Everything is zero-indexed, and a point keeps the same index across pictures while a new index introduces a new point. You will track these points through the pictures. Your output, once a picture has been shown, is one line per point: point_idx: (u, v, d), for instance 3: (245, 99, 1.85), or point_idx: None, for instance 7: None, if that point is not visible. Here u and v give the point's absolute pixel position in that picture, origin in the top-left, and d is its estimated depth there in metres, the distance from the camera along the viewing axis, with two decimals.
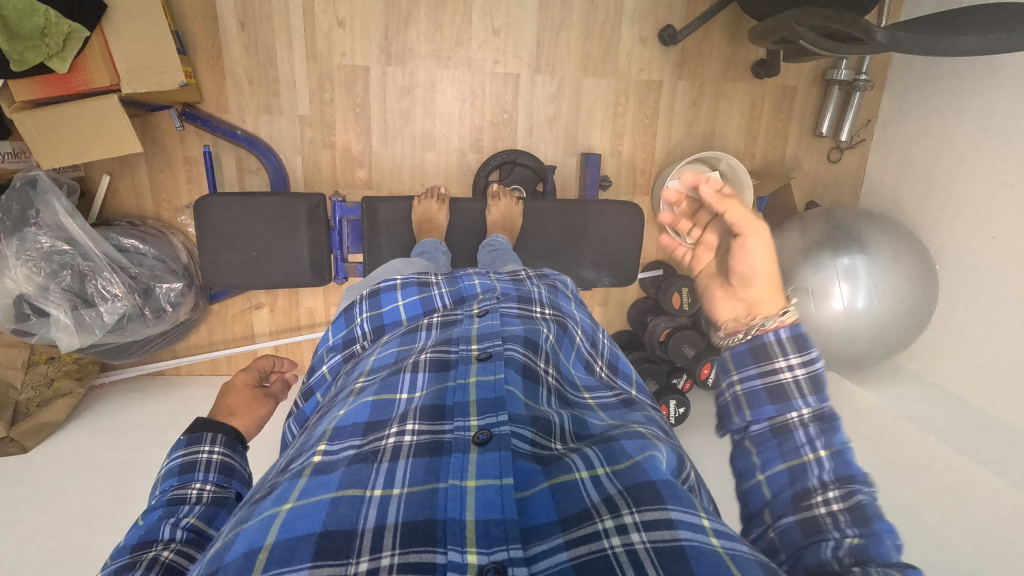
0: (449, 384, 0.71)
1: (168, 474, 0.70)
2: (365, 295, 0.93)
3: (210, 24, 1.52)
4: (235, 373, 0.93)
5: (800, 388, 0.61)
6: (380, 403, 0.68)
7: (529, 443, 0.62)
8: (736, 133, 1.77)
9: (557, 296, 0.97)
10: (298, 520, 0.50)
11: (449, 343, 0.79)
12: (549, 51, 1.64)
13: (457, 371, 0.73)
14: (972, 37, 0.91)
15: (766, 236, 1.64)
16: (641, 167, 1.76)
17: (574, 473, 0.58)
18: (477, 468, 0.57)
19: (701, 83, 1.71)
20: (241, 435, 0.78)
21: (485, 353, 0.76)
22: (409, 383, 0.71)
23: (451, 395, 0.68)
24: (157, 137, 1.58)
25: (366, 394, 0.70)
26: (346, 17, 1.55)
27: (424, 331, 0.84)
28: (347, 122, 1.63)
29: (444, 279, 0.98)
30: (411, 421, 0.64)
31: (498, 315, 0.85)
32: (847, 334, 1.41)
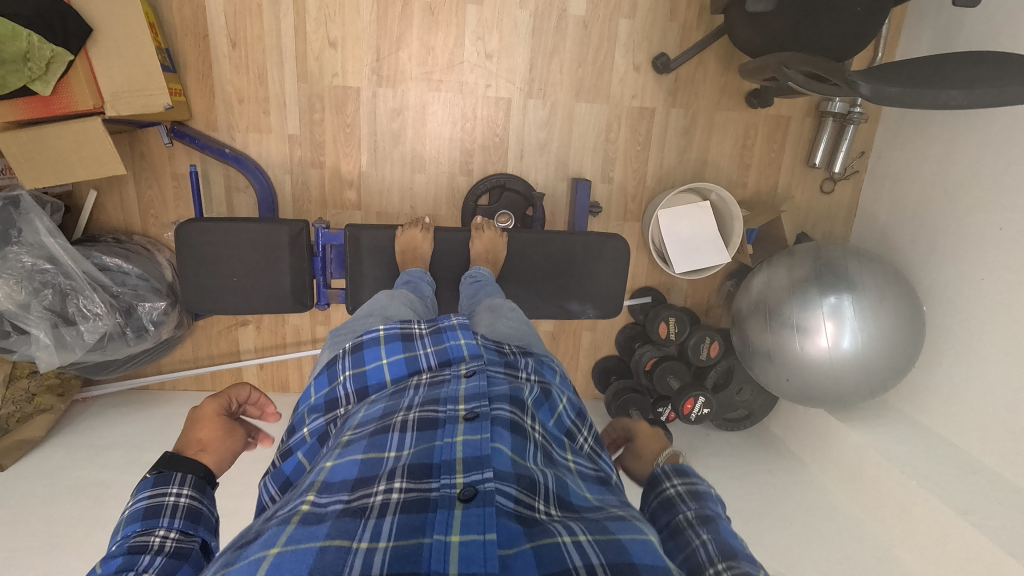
0: (436, 442, 0.70)
1: (132, 518, 0.70)
2: (348, 350, 0.90)
3: (201, 42, 1.51)
4: (205, 401, 0.91)
5: (681, 495, 0.82)
6: (369, 460, 0.67)
7: (513, 501, 0.62)
8: (729, 161, 1.76)
9: (539, 362, 0.96)
10: (286, 567, 0.51)
11: (437, 402, 0.78)
12: (541, 77, 1.63)
13: (444, 430, 0.72)
14: (959, 91, 0.91)
15: (754, 270, 1.63)
16: (632, 193, 1.75)
17: (556, 538, 0.58)
18: (462, 524, 0.57)
19: (694, 111, 1.70)
20: (210, 474, 0.79)
21: (472, 412, 0.75)
22: (397, 441, 0.71)
23: (438, 453, 0.68)
24: (145, 153, 1.57)
25: (354, 449, 0.69)
26: (338, 38, 1.54)
27: (411, 390, 0.83)
28: (337, 143, 1.62)
29: (429, 332, 0.95)
30: (398, 478, 0.64)
31: (485, 375, 0.83)
32: (833, 373, 1.40)
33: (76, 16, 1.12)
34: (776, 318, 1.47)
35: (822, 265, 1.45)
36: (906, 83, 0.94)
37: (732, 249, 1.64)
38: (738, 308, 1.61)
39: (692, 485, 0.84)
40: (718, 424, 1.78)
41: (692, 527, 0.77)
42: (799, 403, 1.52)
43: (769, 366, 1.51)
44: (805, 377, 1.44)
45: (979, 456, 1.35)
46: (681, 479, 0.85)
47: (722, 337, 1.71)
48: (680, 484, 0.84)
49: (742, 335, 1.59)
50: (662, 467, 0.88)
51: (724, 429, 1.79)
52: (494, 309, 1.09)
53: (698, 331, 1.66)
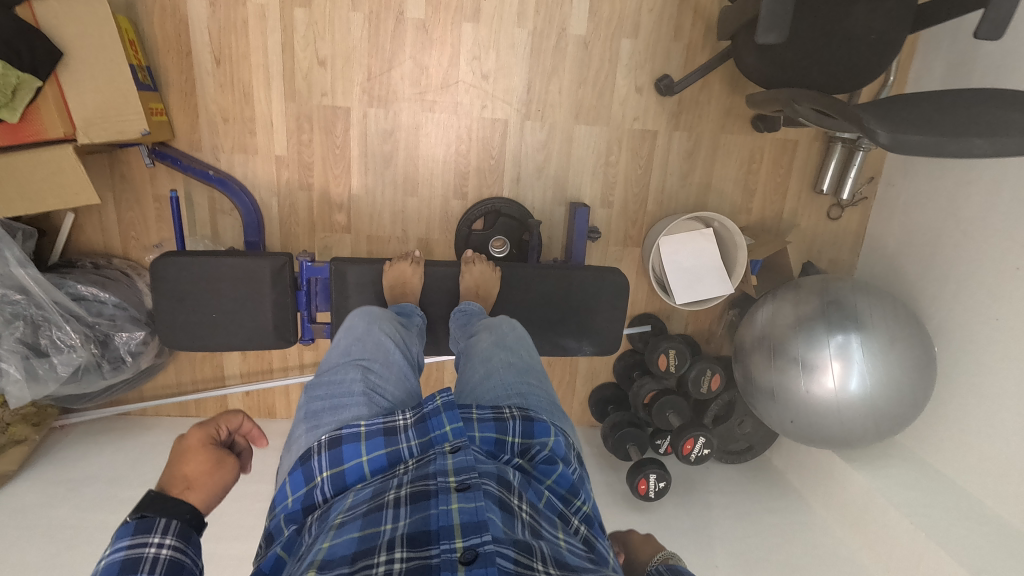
0: (432, 510, 0.67)
1: (106, 573, 0.63)
2: (324, 443, 0.78)
3: (184, 59, 1.45)
4: (190, 431, 0.79)
5: None
6: (366, 535, 0.63)
7: (514, 562, 0.59)
8: (733, 186, 1.70)
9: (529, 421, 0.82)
10: None
11: (427, 477, 0.72)
12: (539, 98, 1.56)
13: (437, 498, 0.68)
14: (985, 139, 0.85)
15: (757, 301, 1.57)
16: (632, 218, 1.69)
17: None
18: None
19: (698, 134, 1.64)
20: (198, 516, 0.71)
21: (464, 483, 0.70)
22: (393, 515, 0.66)
23: (436, 518, 0.65)
24: (125, 173, 1.51)
25: (350, 526, 0.65)
26: (327, 56, 1.48)
27: (400, 477, 0.74)
28: (327, 165, 1.56)
29: (414, 421, 0.82)
30: (398, 547, 0.61)
31: (471, 448, 0.77)
32: (839, 416, 1.34)
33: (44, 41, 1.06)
34: (780, 355, 1.42)
35: (827, 301, 1.40)
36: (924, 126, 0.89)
37: (734, 280, 1.58)
38: (740, 341, 1.55)
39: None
40: (719, 457, 1.71)
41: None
42: (805, 443, 1.46)
43: (771, 405, 1.45)
44: (809, 419, 1.38)
45: (990, 505, 1.30)
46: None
47: (724, 368, 1.66)
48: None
49: (743, 370, 1.53)
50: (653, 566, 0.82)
51: (725, 462, 1.72)
52: (493, 340, 1.04)
53: (699, 363, 1.60)
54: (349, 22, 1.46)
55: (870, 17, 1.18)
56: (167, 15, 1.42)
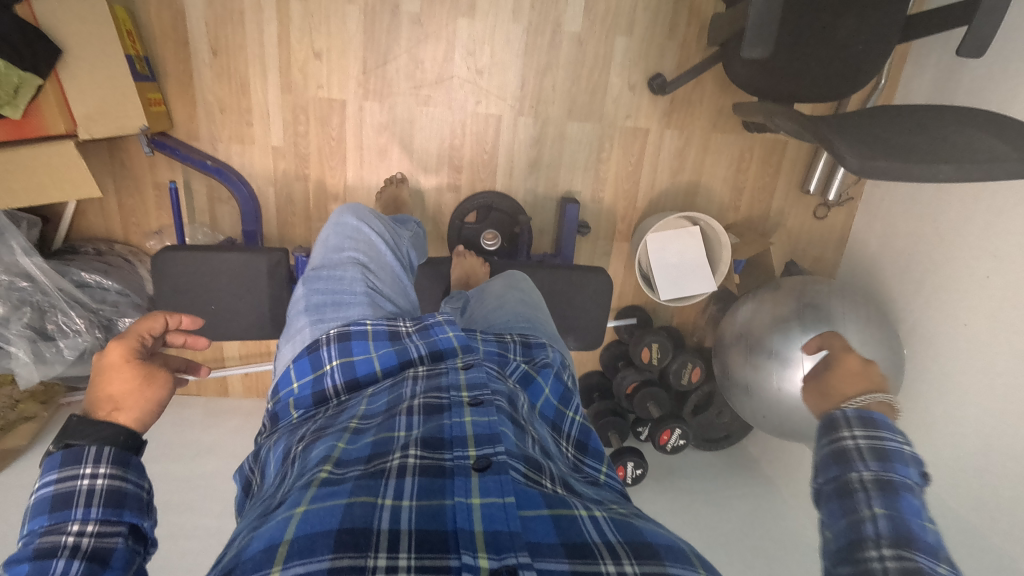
0: (445, 422, 0.72)
1: (37, 510, 0.58)
2: (333, 337, 0.89)
3: (181, 49, 1.47)
4: (109, 347, 0.69)
5: (860, 452, 0.64)
6: (380, 440, 0.69)
7: (522, 474, 0.63)
8: (722, 185, 1.73)
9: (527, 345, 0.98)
10: (318, 519, 0.53)
11: (440, 390, 0.79)
12: (533, 94, 1.58)
13: (451, 412, 0.74)
14: (951, 165, 0.90)
15: (740, 299, 1.62)
16: (621, 214, 1.73)
17: (574, 510, 0.59)
18: (480, 488, 0.59)
19: (689, 133, 1.66)
20: (135, 435, 0.65)
21: (477, 399, 0.76)
22: (405, 424, 0.72)
23: (449, 430, 0.70)
24: (125, 161, 1.54)
25: (364, 435, 0.71)
26: (323, 49, 1.50)
27: (410, 381, 0.83)
28: (323, 156, 1.60)
29: (416, 330, 0.93)
30: (413, 450, 0.66)
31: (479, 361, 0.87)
32: (809, 414, 1.39)
33: (43, 38, 1.08)
34: (756, 353, 1.47)
35: (806, 297, 1.46)
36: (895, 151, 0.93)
37: (717, 278, 1.63)
38: (722, 336, 1.61)
39: (911, 574, 0.54)
40: (695, 444, 1.80)
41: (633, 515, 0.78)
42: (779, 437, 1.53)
43: (747, 400, 1.51)
44: (781, 414, 1.44)
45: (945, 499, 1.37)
46: (893, 547, 0.57)
47: (705, 361, 1.73)
48: (861, 438, 0.65)
49: (722, 365, 1.59)
50: (841, 410, 0.69)
51: (701, 449, 1.81)
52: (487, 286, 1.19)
53: (681, 356, 1.67)
54: (345, 14, 1.47)
55: (853, 33, 1.19)
56: (164, 5, 1.43)
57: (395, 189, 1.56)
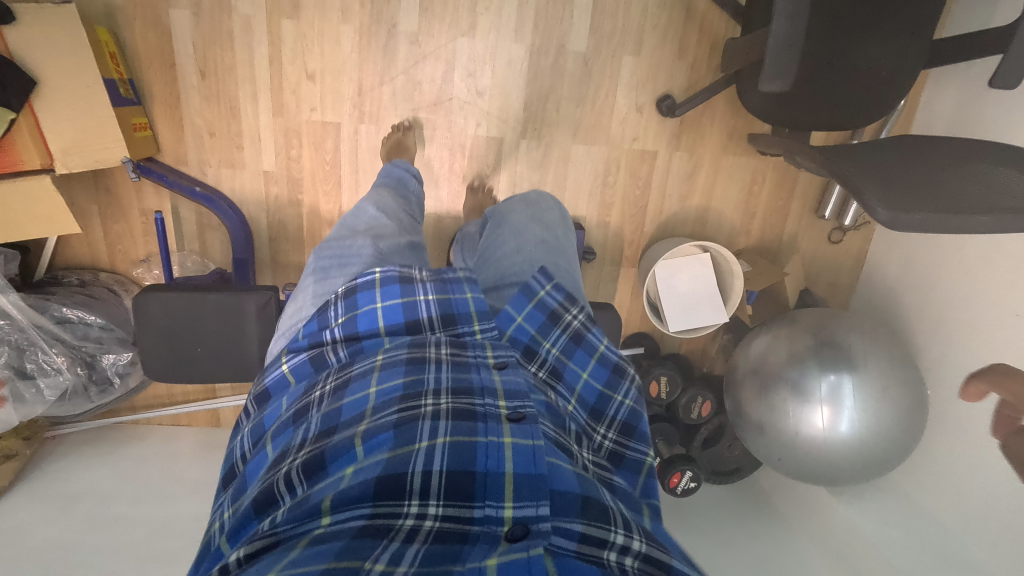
0: (478, 441, 0.61)
1: None
2: (340, 294, 0.81)
3: (167, 71, 1.40)
4: None
5: None
6: (395, 459, 0.58)
7: (576, 542, 0.55)
8: (733, 209, 1.66)
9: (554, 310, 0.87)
10: None
11: (472, 392, 0.68)
12: (537, 116, 1.52)
13: (486, 427, 0.63)
14: (990, 216, 0.83)
15: (753, 330, 1.55)
16: (628, 238, 1.66)
17: None
18: (507, 568, 0.49)
19: (699, 155, 1.59)
20: None
21: (517, 413, 0.65)
22: (429, 429, 0.61)
23: (483, 459, 0.59)
24: (110, 187, 1.48)
25: (373, 433, 0.60)
26: (316, 70, 1.43)
27: (433, 365, 0.71)
28: (316, 181, 1.53)
29: (433, 279, 0.84)
30: (433, 500, 0.55)
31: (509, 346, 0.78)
32: (825, 456, 1.34)
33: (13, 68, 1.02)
34: (770, 391, 1.41)
35: (818, 330, 1.41)
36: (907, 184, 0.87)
37: (729, 309, 1.56)
38: (733, 369, 1.54)
39: None
40: (705, 479, 1.72)
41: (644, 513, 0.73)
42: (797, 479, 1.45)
43: (760, 438, 1.45)
44: (796, 455, 1.38)
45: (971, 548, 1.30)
46: None
47: (716, 393, 1.66)
48: None
49: (733, 400, 1.53)
50: None
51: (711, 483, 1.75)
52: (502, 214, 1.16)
53: (691, 391, 1.60)
54: (339, 34, 1.40)
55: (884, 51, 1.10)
56: (150, 26, 1.36)
57: (400, 135, 1.46)
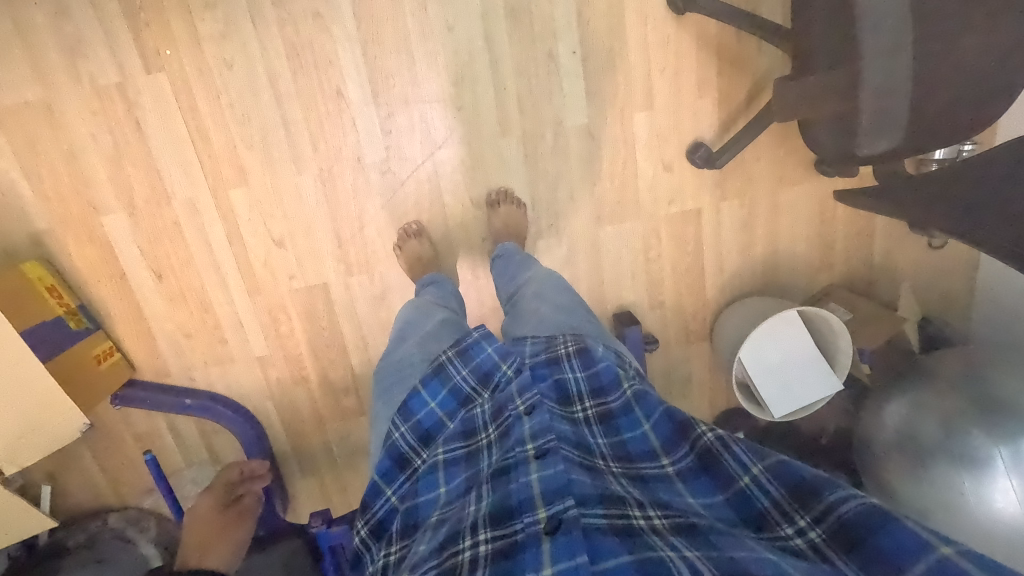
0: (512, 485, 0.59)
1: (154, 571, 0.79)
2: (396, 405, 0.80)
3: (120, 283, 1.18)
4: None
5: None
6: (451, 528, 0.58)
7: (604, 513, 0.53)
8: (806, 244, 1.37)
9: (611, 414, 0.71)
10: None
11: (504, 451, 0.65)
12: (549, 210, 1.26)
13: (517, 471, 0.60)
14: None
15: (878, 392, 1.24)
16: (691, 312, 1.38)
17: (662, 552, 0.49)
18: (553, 555, 0.49)
19: (751, 198, 1.31)
20: None
21: (541, 449, 0.60)
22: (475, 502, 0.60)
23: (517, 491, 0.58)
24: (94, 420, 1.27)
25: (437, 530, 0.60)
26: (284, 234, 1.20)
27: (484, 450, 0.68)
28: (318, 351, 1.29)
29: (458, 354, 0.81)
30: (482, 530, 0.55)
31: (560, 458, 0.58)
32: (1006, 534, 1.04)
33: None
34: (923, 470, 1.10)
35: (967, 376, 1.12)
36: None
37: (840, 373, 1.25)
38: (870, 442, 1.22)
39: None
40: None
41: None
42: None
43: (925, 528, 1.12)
44: (973, 540, 1.06)
45: None
46: None
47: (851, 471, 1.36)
48: None
49: (875, 480, 1.21)
50: None
51: None
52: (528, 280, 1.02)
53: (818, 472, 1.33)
54: (299, 187, 1.17)
55: (977, 60, 0.72)
56: (86, 240, 1.15)
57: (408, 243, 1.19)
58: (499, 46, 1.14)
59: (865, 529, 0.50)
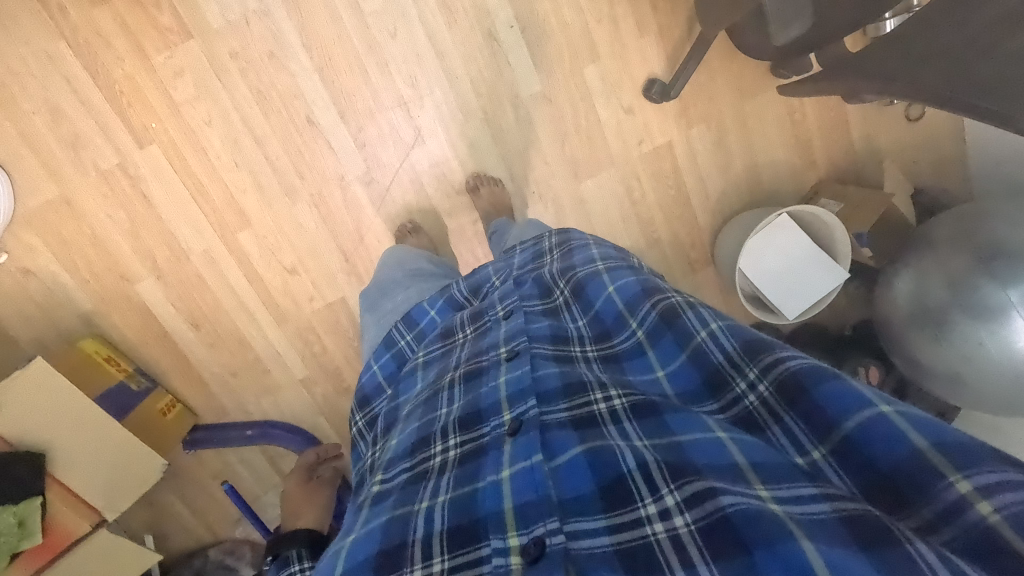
0: (483, 389, 0.60)
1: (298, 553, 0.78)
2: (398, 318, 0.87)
3: (166, 341, 1.29)
4: None
5: None
6: (424, 421, 0.61)
7: (565, 408, 0.53)
8: (784, 149, 1.39)
9: (582, 287, 0.71)
10: (360, 547, 0.49)
11: (481, 353, 0.67)
12: (529, 179, 1.32)
13: (489, 375, 0.62)
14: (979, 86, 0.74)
15: (886, 270, 1.27)
16: (689, 241, 1.42)
17: (610, 439, 0.49)
18: (511, 456, 0.50)
19: (718, 118, 1.35)
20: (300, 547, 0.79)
21: (513, 351, 0.63)
22: (448, 399, 0.62)
23: (485, 397, 0.59)
24: (173, 469, 1.40)
25: (413, 418, 0.63)
26: (295, 262, 1.30)
27: (460, 349, 0.72)
28: (353, 361, 1.39)
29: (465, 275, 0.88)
30: (452, 435, 0.57)
31: (528, 358, 0.60)
32: None
33: (19, 456, 1.01)
34: (941, 333, 1.12)
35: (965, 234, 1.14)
36: (941, 92, 0.73)
37: (842, 261, 1.28)
38: (887, 320, 1.25)
39: None
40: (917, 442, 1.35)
41: (927, 522, 0.37)
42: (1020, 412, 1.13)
43: (959, 388, 1.14)
44: (1003, 387, 1.08)
45: None
46: None
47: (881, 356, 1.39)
48: None
49: (903, 355, 1.23)
50: None
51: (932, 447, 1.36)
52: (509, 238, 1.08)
53: (847, 363, 1.37)
54: (297, 216, 1.27)
55: None
56: (126, 310, 1.26)
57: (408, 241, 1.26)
58: (442, 39, 1.22)
59: (811, 382, 0.46)
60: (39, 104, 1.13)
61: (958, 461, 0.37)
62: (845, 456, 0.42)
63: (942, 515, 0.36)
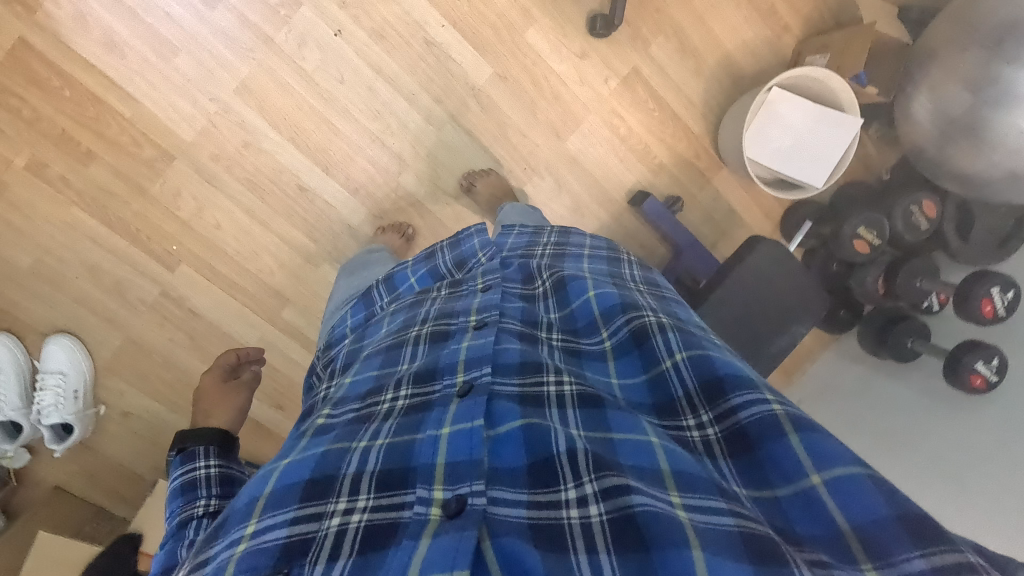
0: (444, 350, 0.65)
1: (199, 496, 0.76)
2: (381, 281, 0.91)
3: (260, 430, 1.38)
4: None
5: None
6: (382, 373, 0.66)
7: (517, 385, 0.58)
8: (749, 26, 1.35)
9: (565, 286, 0.77)
10: (293, 469, 0.53)
11: (451, 316, 0.72)
12: (516, 157, 1.34)
13: (454, 338, 0.67)
14: None
15: (902, 99, 1.20)
16: (692, 152, 1.40)
17: (550, 422, 0.53)
18: (454, 416, 0.54)
19: (673, 25, 1.32)
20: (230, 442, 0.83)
21: (482, 320, 0.68)
22: (409, 355, 0.68)
23: (445, 356, 0.63)
24: None
25: (370, 368, 0.68)
26: None
27: (429, 304, 0.78)
28: None
29: (450, 244, 0.91)
30: (404, 386, 0.62)
31: (494, 330, 0.65)
32: None
33: None
34: (980, 138, 1.05)
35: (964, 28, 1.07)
36: None
37: (851, 111, 1.22)
38: (919, 147, 1.19)
39: None
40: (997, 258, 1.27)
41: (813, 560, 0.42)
42: None
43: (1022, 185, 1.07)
44: None
45: None
46: None
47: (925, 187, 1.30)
48: None
49: (952, 176, 1.16)
50: None
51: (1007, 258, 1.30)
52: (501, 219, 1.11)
53: (897, 205, 1.27)
54: (325, 276, 1.34)
55: None
56: None
57: None
58: (386, 66, 1.25)
59: (762, 438, 0.49)
60: (79, 268, 1.24)
61: (872, 551, 0.41)
62: (769, 507, 0.47)
63: (819, 563, 0.41)
